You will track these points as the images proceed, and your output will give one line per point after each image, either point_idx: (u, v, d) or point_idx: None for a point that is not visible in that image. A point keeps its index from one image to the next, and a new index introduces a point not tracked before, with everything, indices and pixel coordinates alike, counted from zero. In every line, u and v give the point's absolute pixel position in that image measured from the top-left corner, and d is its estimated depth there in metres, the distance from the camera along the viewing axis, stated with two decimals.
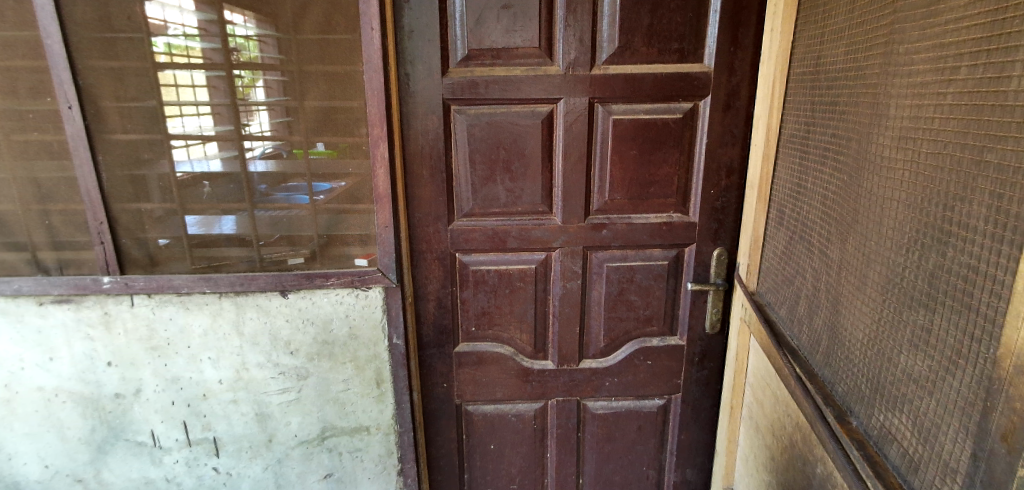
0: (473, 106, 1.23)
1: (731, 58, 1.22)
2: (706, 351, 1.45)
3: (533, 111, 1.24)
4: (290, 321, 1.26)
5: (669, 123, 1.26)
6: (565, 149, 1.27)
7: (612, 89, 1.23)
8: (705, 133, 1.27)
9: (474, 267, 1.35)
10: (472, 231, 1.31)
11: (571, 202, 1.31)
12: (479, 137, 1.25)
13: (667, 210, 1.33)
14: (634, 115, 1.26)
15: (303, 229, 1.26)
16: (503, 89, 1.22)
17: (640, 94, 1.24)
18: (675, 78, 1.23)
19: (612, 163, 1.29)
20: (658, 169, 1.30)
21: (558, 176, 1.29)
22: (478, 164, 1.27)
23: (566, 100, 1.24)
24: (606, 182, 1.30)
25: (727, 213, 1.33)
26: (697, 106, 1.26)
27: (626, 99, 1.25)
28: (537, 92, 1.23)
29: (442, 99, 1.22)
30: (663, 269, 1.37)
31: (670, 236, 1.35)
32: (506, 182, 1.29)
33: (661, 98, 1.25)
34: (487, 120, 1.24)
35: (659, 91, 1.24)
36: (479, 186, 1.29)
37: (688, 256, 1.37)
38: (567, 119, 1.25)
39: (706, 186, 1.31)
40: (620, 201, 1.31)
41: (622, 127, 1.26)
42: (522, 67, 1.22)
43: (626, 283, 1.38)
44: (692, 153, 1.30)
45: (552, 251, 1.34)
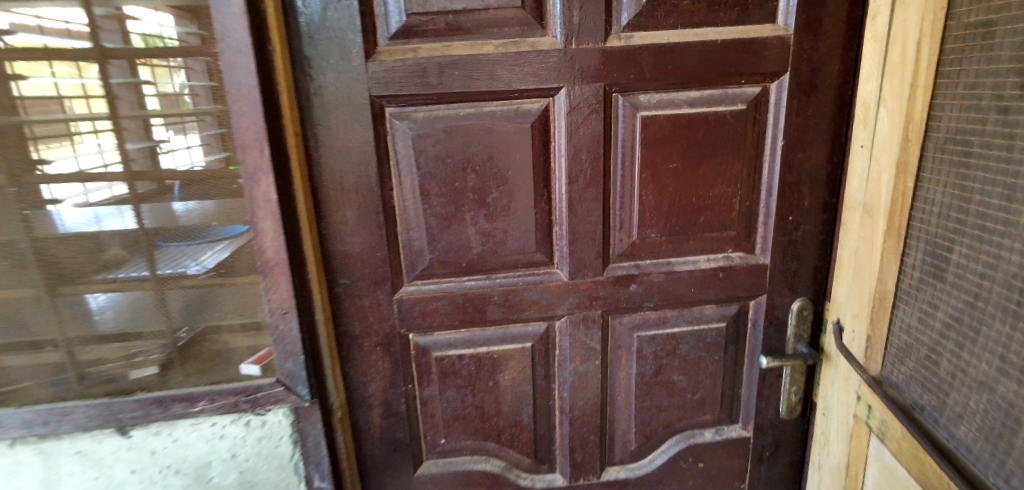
0: (423, 106, 0.77)
1: (822, 12, 0.78)
2: (779, 443, 1.01)
3: (515, 108, 0.78)
4: (138, 473, 0.77)
5: (727, 119, 0.81)
6: (571, 168, 0.81)
7: (641, 69, 0.77)
8: (781, 131, 0.83)
9: (438, 352, 0.88)
10: (432, 300, 0.85)
11: (582, 246, 0.85)
12: (433, 155, 0.78)
13: (723, 248, 0.90)
14: (676, 109, 0.80)
15: (145, 322, 0.76)
16: (468, 77, 0.75)
17: (689, 75, 0.79)
18: (735, 48, 0.78)
19: (644, 184, 0.83)
20: (712, 189, 0.85)
21: (561, 210, 0.84)
22: (435, 199, 0.81)
23: (571, 87, 0.78)
24: (637, 212, 0.85)
25: (807, 248, 0.90)
26: (766, 90, 0.82)
27: (660, 85, 0.79)
28: (522, 78, 0.76)
29: (364, 96, 0.74)
30: (717, 332, 0.94)
31: (727, 287, 0.91)
32: (480, 222, 0.83)
33: (712, 81, 0.80)
34: (442, 128, 0.77)
35: (709, 69, 0.79)
36: (438, 232, 0.83)
37: (755, 311, 0.94)
38: (573, 120, 0.79)
39: (781, 210, 0.87)
40: (654, 240, 0.87)
41: (657, 129, 0.80)
42: (496, 40, 0.75)
43: (665, 358, 0.94)
44: (760, 161, 0.85)
45: (555, 319, 0.90)
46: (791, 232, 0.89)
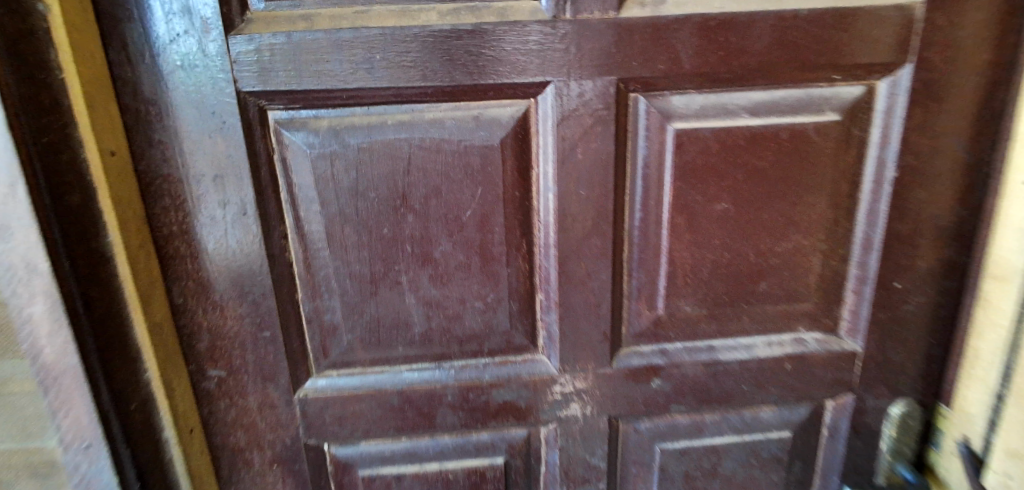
0: (328, 109, 0.49)
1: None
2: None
3: (474, 114, 0.50)
4: None
5: (807, 136, 0.52)
6: (563, 210, 0.52)
7: (677, 54, 0.48)
8: (894, 154, 0.53)
9: (365, 470, 0.60)
10: (352, 400, 0.57)
11: (579, 325, 0.56)
12: (346, 188, 0.50)
13: (791, 325, 0.60)
14: (730, 119, 0.51)
15: None
16: (399, 64, 0.47)
17: (753, 66, 0.49)
18: (828, 22, 0.48)
19: (675, 234, 0.54)
20: (778, 242, 0.56)
21: (547, 271, 0.55)
22: (352, 253, 0.52)
23: (565, 83, 0.49)
24: (663, 276, 0.56)
25: (919, 327, 0.60)
26: (873, 91, 0.52)
27: (707, 80, 0.50)
28: (486, 67, 0.48)
29: (225, 93, 0.46)
30: (777, 444, 0.64)
31: (795, 383, 0.61)
32: (423, 288, 0.54)
33: (788, 75, 0.50)
34: (358, 145, 0.49)
35: (786, 54, 0.49)
36: (359, 303, 0.54)
37: (836, 418, 0.63)
38: (568, 134, 0.50)
39: (883, 273, 0.57)
40: (689, 314, 0.58)
41: (701, 151, 0.52)
42: (442, 4, 0.46)
43: (700, 479, 0.65)
44: (857, 201, 0.55)
45: (538, 427, 0.60)
46: (896, 305, 0.59)
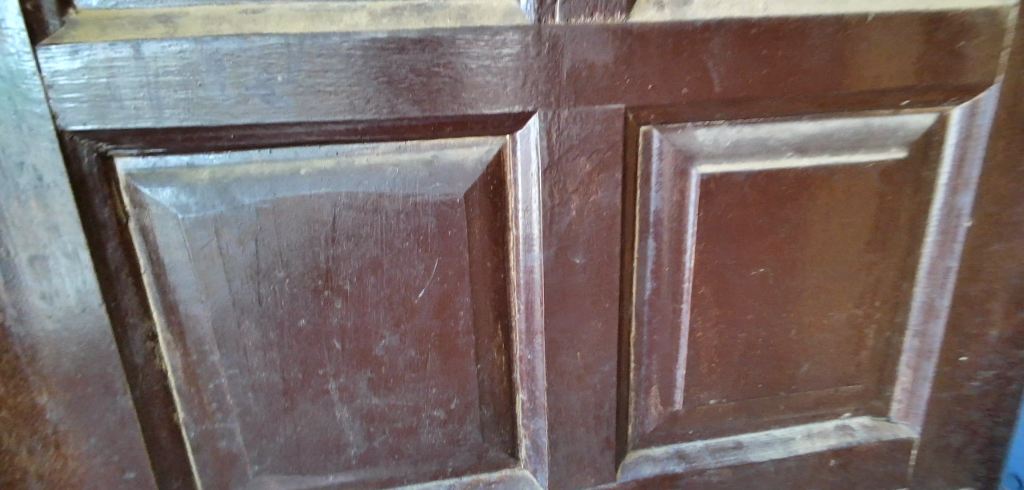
0: (209, 155, 0.33)
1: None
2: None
3: (426, 159, 0.35)
4: None
5: (866, 179, 0.40)
6: (552, 286, 0.38)
7: (706, 74, 0.35)
8: (972, 202, 0.41)
9: None
10: None
11: (574, 434, 0.42)
12: (243, 266, 0.35)
13: (836, 411, 0.47)
14: (772, 158, 0.38)
15: None
16: (312, 89, 0.32)
17: (804, 88, 0.37)
18: (900, 29, 0.36)
19: (698, 309, 0.41)
20: (825, 312, 0.43)
21: (531, 365, 0.40)
22: (256, 354, 0.37)
23: (555, 114, 0.35)
24: (683, 362, 0.43)
25: (992, 409, 0.48)
26: (946, 120, 0.40)
27: (743, 109, 0.37)
28: (443, 93, 0.33)
29: (38, 134, 0.30)
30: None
31: (842, 481, 0.49)
32: (361, 395, 0.39)
33: (845, 101, 0.38)
34: (258, 206, 0.34)
35: (846, 74, 0.37)
36: (269, 420, 0.38)
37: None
38: (558, 183, 0.36)
39: (952, 347, 0.45)
40: (716, 407, 0.45)
41: (734, 202, 0.39)
42: (379, 6, 0.32)
43: None
44: (921, 257, 0.43)
45: None
46: (966, 384, 0.47)
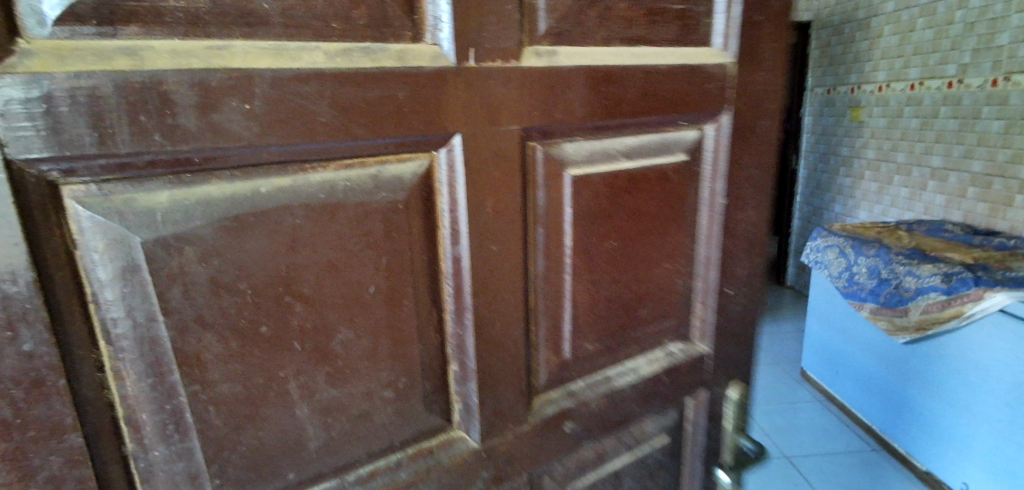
0: (172, 178, 0.34)
1: (761, 34, 0.61)
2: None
3: (372, 174, 0.42)
4: None
5: (667, 174, 0.58)
6: (476, 270, 0.47)
7: (571, 104, 0.49)
8: (723, 186, 0.63)
9: None
10: None
11: (496, 391, 0.52)
12: (207, 282, 0.36)
13: (661, 342, 0.66)
14: (613, 163, 0.54)
15: None
16: (279, 116, 0.36)
17: (625, 114, 0.53)
18: (676, 75, 0.55)
19: (574, 277, 0.55)
20: (651, 270, 0.61)
21: (460, 338, 0.49)
22: (220, 368, 0.38)
23: (471, 134, 0.45)
24: (568, 320, 0.56)
25: (746, 323, 0.72)
26: (706, 133, 0.61)
27: (594, 128, 0.52)
28: (388, 118, 0.41)
29: None
30: (658, 452, 0.70)
31: (668, 392, 0.68)
32: (321, 389, 0.43)
33: (651, 122, 0.56)
34: (221, 223, 0.36)
35: (650, 104, 0.54)
36: (232, 430, 0.40)
37: (695, 412, 0.72)
38: (478, 188, 0.46)
39: (721, 284, 0.67)
40: (591, 351, 0.59)
41: (593, 194, 0.53)
42: (330, 46, 0.38)
43: None
44: (701, 226, 0.64)
45: None
46: (731, 309, 0.70)
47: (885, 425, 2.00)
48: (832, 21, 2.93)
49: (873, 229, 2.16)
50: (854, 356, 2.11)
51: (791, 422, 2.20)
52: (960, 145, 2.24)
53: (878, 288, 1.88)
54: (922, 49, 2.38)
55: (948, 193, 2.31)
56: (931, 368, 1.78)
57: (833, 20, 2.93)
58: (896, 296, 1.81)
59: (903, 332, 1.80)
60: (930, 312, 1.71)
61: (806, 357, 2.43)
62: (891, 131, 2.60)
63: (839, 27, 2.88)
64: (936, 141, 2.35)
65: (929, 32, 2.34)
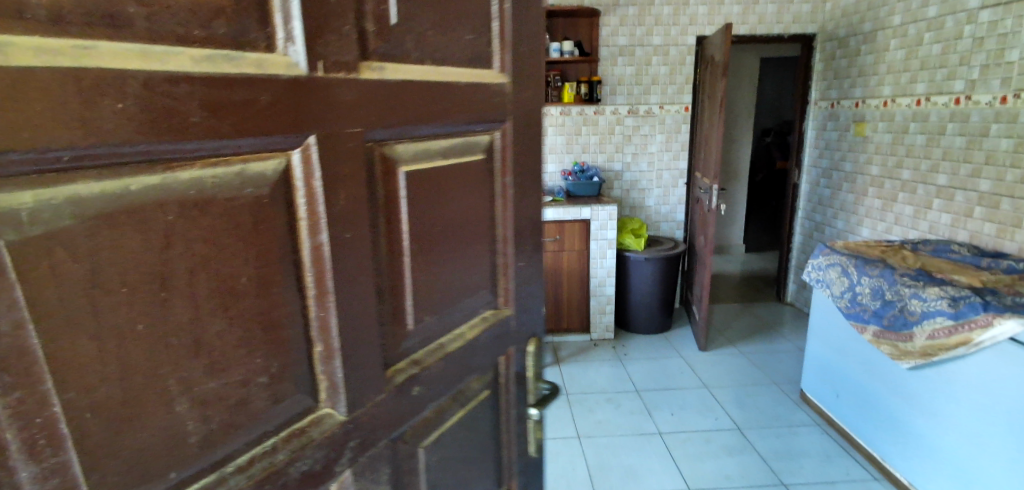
0: (33, 175, 0.34)
1: (523, 63, 0.79)
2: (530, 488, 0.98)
3: (237, 172, 0.45)
4: None
5: (471, 170, 0.72)
6: (335, 256, 0.53)
7: (404, 113, 0.59)
8: (510, 180, 0.80)
9: None
10: None
11: (359, 363, 0.58)
12: (81, 282, 0.36)
13: (478, 310, 0.79)
14: (432, 161, 0.66)
15: None
16: (152, 117, 0.38)
17: (440, 120, 0.65)
18: (473, 92, 0.70)
19: (410, 257, 0.64)
20: (466, 248, 0.74)
21: (323, 320, 0.54)
22: (96, 371, 0.37)
23: (325, 135, 0.50)
24: (408, 297, 0.65)
25: (535, 289, 0.91)
26: (497, 136, 0.76)
27: (419, 133, 0.62)
28: (253, 121, 0.44)
29: None
30: (483, 404, 0.83)
31: (486, 350, 0.81)
32: (202, 382, 0.44)
33: (458, 128, 0.68)
34: (93, 223, 0.36)
35: (457, 114, 0.67)
36: (112, 433, 0.39)
37: (508, 367, 0.88)
38: (334, 183, 0.52)
39: (515, 259, 0.84)
40: (427, 321, 0.69)
41: (418, 188, 0.64)
42: (195, 52, 0.40)
43: (446, 452, 0.76)
44: (498, 214, 0.79)
45: (340, 477, 0.57)
46: (524, 277, 0.87)
47: (862, 430, 2.16)
48: (837, 34, 3.17)
49: (879, 249, 2.28)
50: (851, 371, 2.18)
51: (794, 451, 2.20)
52: (968, 164, 2.37)
53: (882, 310, 1.92)
54: (928, 64, 2.55)
55: (953, 213, 2.44)
56: (896, 381, 1.95)
57: (837, 33, 3.17)
58: (901, 318, 1.84)
59: (907, 357, 1.81)
60: (933, 338, 1.74)
61: (805, 377, 2.51)
62: (895, 147, 2.76)
63: (845, 41, 3.12)
64: (942, 158, 2.48)
65: (939, 47, 2.51)
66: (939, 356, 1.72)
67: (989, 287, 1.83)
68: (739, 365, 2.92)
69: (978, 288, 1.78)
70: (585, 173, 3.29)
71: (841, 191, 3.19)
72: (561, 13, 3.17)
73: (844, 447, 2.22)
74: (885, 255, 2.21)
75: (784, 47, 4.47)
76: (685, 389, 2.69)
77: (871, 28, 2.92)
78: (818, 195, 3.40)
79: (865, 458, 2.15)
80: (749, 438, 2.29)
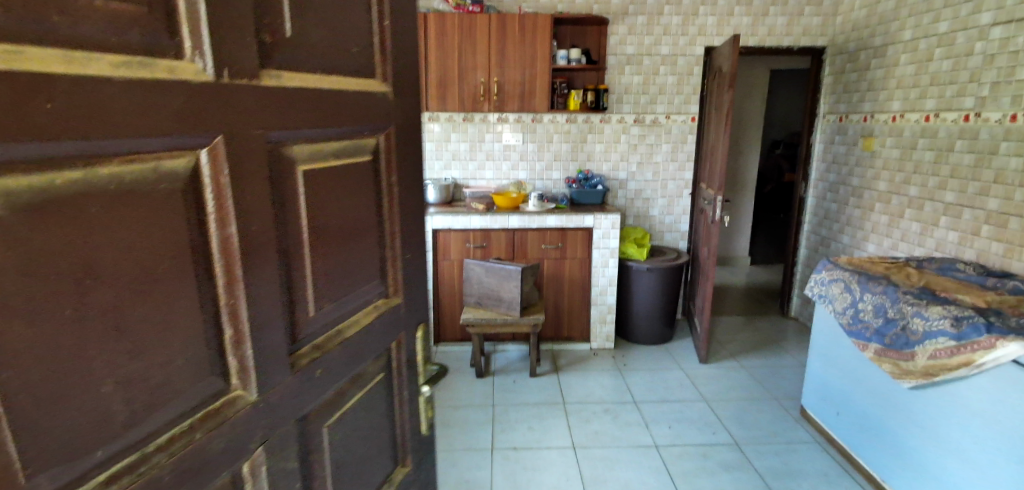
0: None
1: (402, 61, 0.83)
2: (423, 465, 1.01)
3: (151, 167, 0.47)
4: None
5: (361, 169, 0.76)
6: (240, 247, 0.56)
7: (300, 115, 0.62)
8: (395, 179, 0.84)
9: None
10: None
11: (267, 347, 0.61)
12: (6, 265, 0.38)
13: (373, 299, 0.82)
14: (326, 161, 0.69)
15: None
16: (67, 112, 0.40)
17: (331, 122, 0.68)
18: (364, 96, 0.74)
19: (308, 250, 0.67)
20: (357, 242, 0.77)
21: (233, 306, 0.56)
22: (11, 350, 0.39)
23: (231, 135, 0.53)
24: (308, 288, 0.68)
25: (418, 278, 0.94)
26: (387, 138, 0.81)
27: (315, 134, 0.65)
28: (164, 119, 0.47)
29: None
30: (378, 387, 0.86)
31: (382, 337, 0.84)
32: (119, 365, 0.46)
33: (349, 129, 0.72)
34: (17, 210, 0.39)
35: (349, 116, 0.71)
36: (30, 408, 0.41)
37: (398, 352, 0.90)
38: (238, 177, 0.55)
39: (403, 251, 0.88)
40: (327, 309, 0.72)
41: (315, 187, 0.67)
42: (108, 52, 0.43)
43: (347, 435, 0.78)
44: (387, 208, 0.83)
45: (254, 451, 0.60)
46: (411, 268, 0.91)
47: (861, 448, 2.17)
48: (847, 49, 3.20)
49: (885, 267, 2.31)
50: (852, 391, 2.20)
51: (791, 467, 2.22)
52: (977, 183, 2.38)
53: (884, 328, 1.95)
54: (939, 79, 2.58)
55: (962, 230, 2.45)
56: (906, 406, 1.93)
57: (848, 47, 3.20)
58: (903, 337, 1.86)
59: (909, 376, 1.83)
60: (936, 358, 1.76)
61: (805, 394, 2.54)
62: (903, 163, 2.79)
63: (855, 55, 3.15)
64: (950, 176, 2.51)
65: (949, 63, 2.53)
66: (941, 377, 1.73)
67: (996, 307, 1.83)
68: (740, 380, 2.93)
69: (982, 309, 1.77)
70: (589, 180, 3.37)
71: (849, 206, 3.21)
72: (567, 21, 3.20)
73: (843, 466, 2.22)
74: (890, 271, 2.25)
75: (796, 60, 4.47)
76: (685, 402, 2.71)
77: (881, 42, 2.95)
78: (826, 208, 3.42)
79: (864, 478, 2.15)
80: (747, 455, 2.30)
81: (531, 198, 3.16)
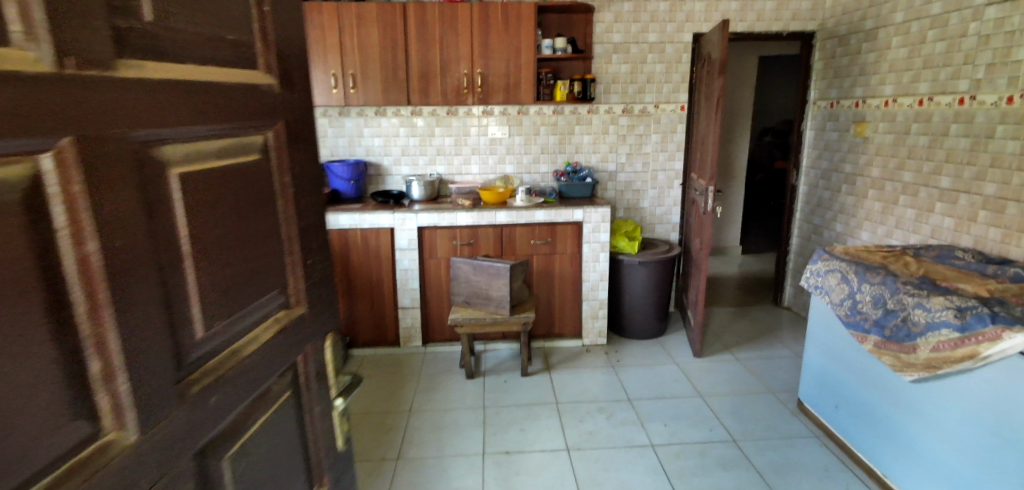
0: None
1: (287, 57, 0.77)
2: (342, 478, 0.99)
3: None
4: None
5: (248, 171, 0.70)
6: (104, 268, 0.49)
7: (167, 112, 0.55)
8: (288, 180, 0.79)
9: None
10: None
11: (147, 378, 0.53)
12: None
13: (272, 310, 0.77)
14: (207, 163, 0.62)
15: None
16: None
17: (207, 120, 0.61)
18: (244, 91, 0.68)
19: (193, 262, 0.61)
20: (250, 249, 0.71)
21: (99, 337, 0.49)
22: None
23: (81, 137, 0.46)
24: (196, 304, 0.61)
25: (324, 285, 0.91)
26: (274, 136, 0.75)
27: (188, 132, 0.59)
28: None
29: None
30: (284, 404, 0.81)
31: (284, 351, 0.80)
32: None
33: (231, 127, 0.66)
34: None
35: (227, 112, 0.65)
36: None
37: (306, 366, 0.87)
38: (92, 184, 0.47)
39: (303, 258, 0.84)
40: (219, 325, 0.66)
41: (195, 192, 0.61)
42: None
43: (250, 460, 0.73)
44: (280, 213, 0.78)
45: None
46: (314, 276, 0.87)
47: (861, 442, 2.12)
48: (838, 32, 3.13)
49: (881, 256, 2.25)
50: (850, 383, 2.15)
51: (788, 461, 2.18)
52: (973, 167, 2.33)
53: (883, 319, 1.89)
54: (933, 62, 2.52)
55: (958, 216, 2.39)
56: (906, 399, 1.89)
57: (838, 32, 3.13)
58: (904, 329, 1.81)
59: (910, 369, 1.78)
60: (938, 351, 1.70)
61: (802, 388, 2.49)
62: (897, 148, 2.73)
63: (846, 39, 3.08)
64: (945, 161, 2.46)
65: (943, 45, 2.47)
66: (943, 369, 1.68)
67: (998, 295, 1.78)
68: (735, 373, 2.88)
69: (986, 298, 1.72)
70: (578, 173, 3.27)
71: (841, 194, 3.15)
72: (552, 9, 3.11)
73: (843, 461, 2.18)
74: (887, 260, 2.19)
75: (784, 44, 4.40)
76: (681, 397, 2.66)
77: (873, 25, 2.88)
78: (818, 197, 3.36)
79: (864, 473, 2.10)
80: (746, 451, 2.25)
81: (518, 193, 3.07)
